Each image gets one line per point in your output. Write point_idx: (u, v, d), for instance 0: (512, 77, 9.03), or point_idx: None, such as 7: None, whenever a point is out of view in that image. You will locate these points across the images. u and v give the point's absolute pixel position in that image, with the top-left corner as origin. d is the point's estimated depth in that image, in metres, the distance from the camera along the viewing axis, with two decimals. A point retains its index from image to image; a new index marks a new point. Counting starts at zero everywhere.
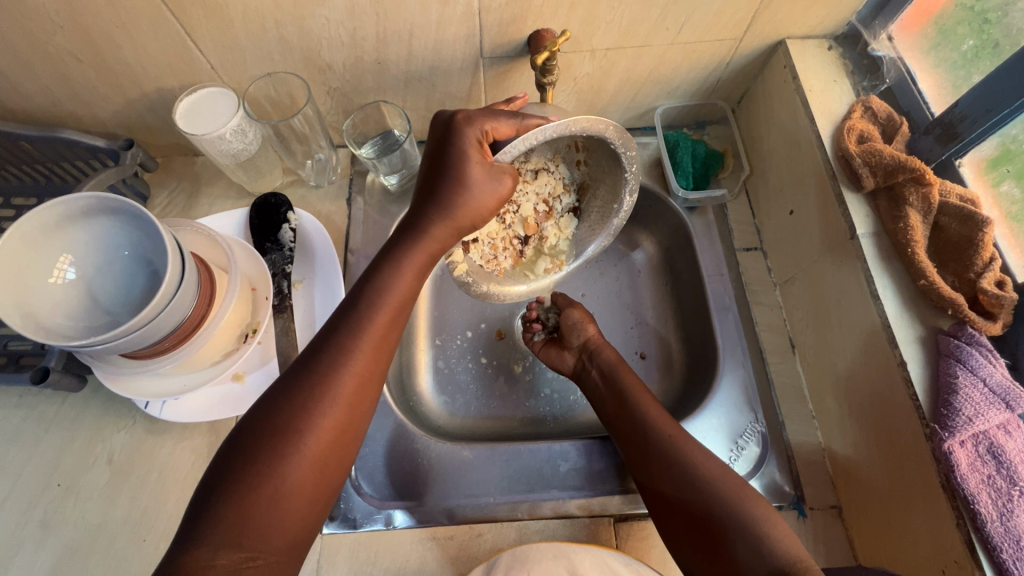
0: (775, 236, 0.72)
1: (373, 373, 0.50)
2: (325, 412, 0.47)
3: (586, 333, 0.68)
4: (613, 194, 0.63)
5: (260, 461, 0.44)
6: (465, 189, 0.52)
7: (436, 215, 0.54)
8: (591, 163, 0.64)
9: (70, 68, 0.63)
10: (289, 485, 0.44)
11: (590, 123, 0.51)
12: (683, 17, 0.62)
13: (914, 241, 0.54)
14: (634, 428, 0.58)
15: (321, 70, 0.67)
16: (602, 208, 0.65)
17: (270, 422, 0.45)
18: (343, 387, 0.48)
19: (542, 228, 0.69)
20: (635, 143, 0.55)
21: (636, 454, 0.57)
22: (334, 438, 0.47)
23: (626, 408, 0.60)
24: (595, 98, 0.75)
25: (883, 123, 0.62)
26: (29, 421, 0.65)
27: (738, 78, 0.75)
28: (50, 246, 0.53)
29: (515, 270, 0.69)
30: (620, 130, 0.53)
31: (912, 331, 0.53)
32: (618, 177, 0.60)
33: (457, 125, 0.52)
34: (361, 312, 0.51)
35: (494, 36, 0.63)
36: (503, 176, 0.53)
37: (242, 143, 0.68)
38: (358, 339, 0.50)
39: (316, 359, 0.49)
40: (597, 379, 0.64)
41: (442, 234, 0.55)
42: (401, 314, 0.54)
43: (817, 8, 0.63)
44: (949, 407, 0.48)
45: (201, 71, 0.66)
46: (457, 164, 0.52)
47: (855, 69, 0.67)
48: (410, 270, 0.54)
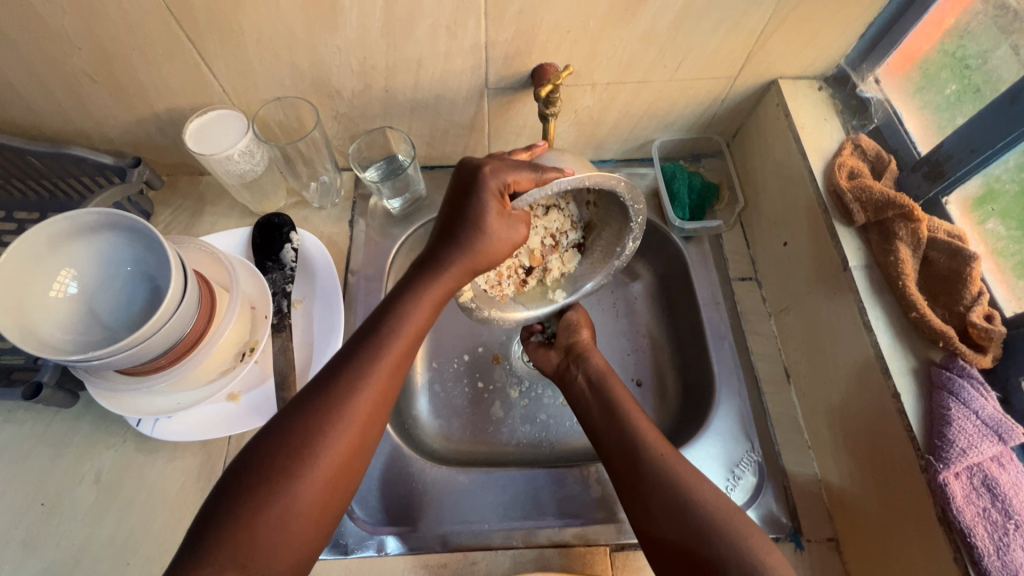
0: (769, 267, 0.73)
1: (386, 399, 0.51)
2: (337, 434, 0.47)
3: (576, 336, 0.69)
4: (619, 237, 0.64)
5: (272, 478, 0.43)
6: (484, 237, 0.55)
7: (454, 257, 0.55)
8: (601, 206, 0.66)
9: (84, 86, 0.64)
10: (298, 504, 0.44)
11: (602, 179, 0.54)
12: (681, 56, 0.65)
13: (904, 274, 0.56)
14: (625, 452, 0.56)
15: (330, 95, 0.68)
16: (608, 251, 0.67)
17: (283, 440, 0.46)
18: (357, 410, 0.48)
19: (546, 261, 0.68)
20: (644, 198, 0.58)
21: (623, 472, 0.55)
22: (344, 461, 0.47)
23: (618, 426, 0.58)
24: (595, 129, 0.77)
25: (872, 160, 0.65)
26: (16, 436, 0.63)
27: (733, 114, 0.78)
28: (54, 259, 0.54)
29: (519, 297, 0.70)
30: (629, 186, 0.56)
31: (905, 362, 0.54)
32: (624, 225, 0.63)
33: (482, 175, 0.54)
34: (377, 336, 0.52)
35: (500, 68, 0.65)
36: (518, 225, 0.56)
37: (250, 164, 0.69)
38: (373, 362, 0.50)
39: (333, 379, 0.49)
40: (584, 385, 0.65)
41: (457, 275, 0.56)
42: (416, 343, 0.55)
43: (807, 51, 0.67)
44: (943, 439, 0.48)
45: (213, 94, 0.67)
46: (478, 213, 0.54)
47: (844, 109, 0.70)
48: (426, 303, 0.55)
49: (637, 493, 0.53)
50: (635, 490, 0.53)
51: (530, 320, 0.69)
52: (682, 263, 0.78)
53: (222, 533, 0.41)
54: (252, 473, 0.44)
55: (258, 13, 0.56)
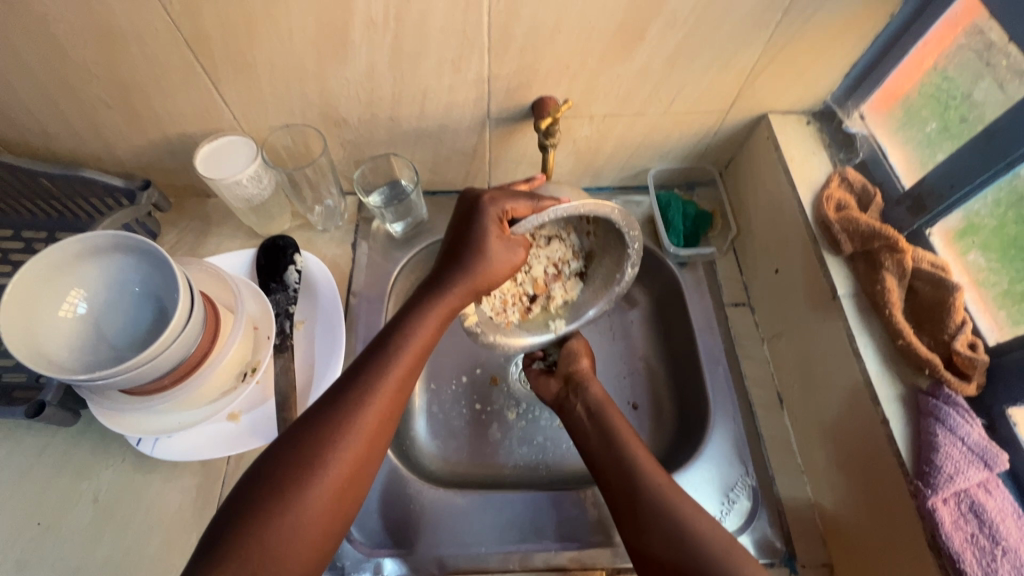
0: (762, 294, 0.75)
1: (391, 416, 0.52)
2: (343, 451, 0.48)
3: (577, 366, 0.70)
4: (618, 265, 0.67)
5: (280, 494, 0.45)
6: (485, 260, 0.57)
7: (457, 281, 0.57)
8: (599, 233, 0.69)
9: (99, 112, 0.66)
10: (305, 520, 0.45)
11: (596, 207, 0.55)
12: (675, 90, 0.68)
13: (891, 301, 0.57)
14: (621, 476, 0.57)
15: (337, 123, 0.71)
16: (609, 278, 0.69)
17: (291, 457, 0.47)
18: (362, 427, 0.49)
19: (549, 289, 0.71)
20: (639, 224, 0.61)
21: (619, 498, 0.56)
22: (349, 477, 0.48)
23: (614, 451, 0.59)
24: (593, 158, 0.80)
25: (858, 193, 0.67)
26: (15, 455, 0.64)
27: (725, 146, 0.81)
28: (66, 280, 0.55)
29: (524, 324, 0.71)
30: (623, 214, 0.58)
31: (893, 389, 0.56)
32: (622, 252, 0.65)
33: (482, 203, 0.57)
34: (383, 355, 0.54)
35: (502, 100, 0.68)
36: (518, 248, 0.58)
37: (258, 188, 0.71)
38: (378, 380, 0.52)
39: (339, 398, 0.51)
40: (582, 414, 0.65)
41: (460, 298, 0.58)
42: (423, 358, 0.56)
43: (795, 87, 0.70)
44: (932, 465, 0.49)
45: (224, 121, 0.70)
46: (478, 238, 0.56)
47: (832, 143, 0.73)
48: (432, 321, 0.57)
49: (632, 520, 0.54)
50: (631, 517, 0.54)
51: (534, 346, 0.70)
52: (677, 289, 0.80)
53: (231, 548, 0.42)
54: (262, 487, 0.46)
55: (271, 46, 0.59)
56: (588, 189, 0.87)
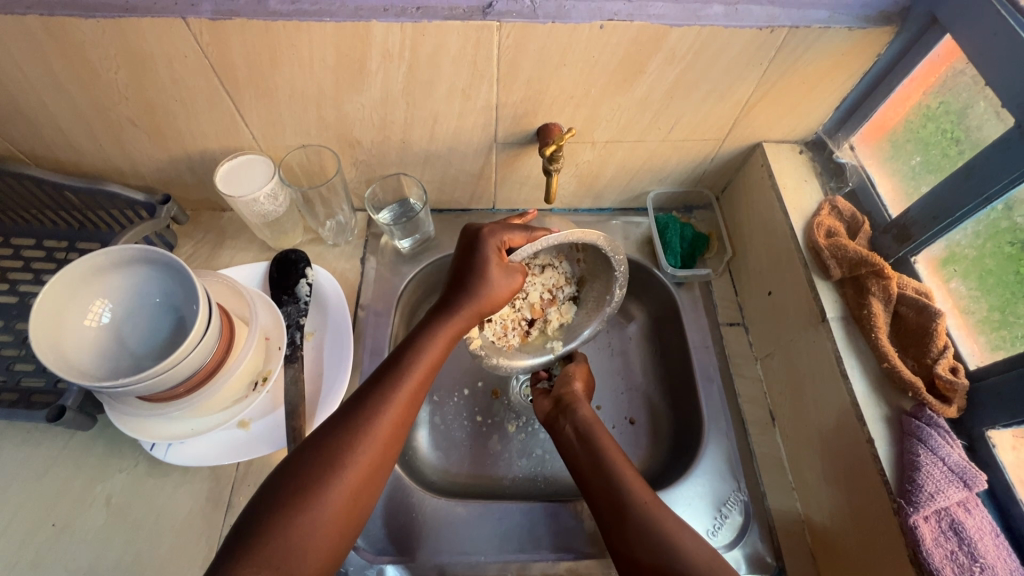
0: (756, 314, 0.78)
1: (402, 427, 0.55)
2: (355, 460, 0.51)
3: (569, 387, 0.73)
4: (608, 287, 0.71)
5: (295, 501, 0.47)
6: (488, 286, 0.60)
7: (463, 304, 0.60)
8: (590, 260, 0.72)
9: (125, 130, 0.70)
10: (318, 525, 0.47)
11: (584, 234, 0.59)
12: (673, 119, 0.72)
13: (876, 326, 0.60)
14: (609, 494, 0.59)
15: (350, 144, 0.74)
16: (601, 300, 0.72)
17: (306, 464, 0.50)
18: (374, 437, 0.52)
19: (546, 314, 0.75)
20: (622, 248, 0.64)
21: (608, 517, 0.58)
22: (360, 486, 0.51)
23: (601, 472, 0.61)
24: (594, 181, 0.83)
25: (848, 221, 0.70)
26: (33, 457, 0.66)
27: (722, 172, 0.84)
28: (92, 290, 0.58)
29: (524, 347, 0.75)
30: (609, 241, 0.62)
31: (879, 410, 0.58)
32: (610, 275, 0.69)
33: (482, 235, 0.61)
34: (394, 371, 0.57)
35: (509, 126, 0.71)
36: (516, 273, 0.61)
37: (273, 206, 0.75)
38: (390, 393, 0.55)
39: (353, 409, 0.54)
40: (571, 435, 0.67)
41: (466, 320, 0.61)
42: (431, 375, 0.59)
43: (788, 119, 0.73)
44: (914, 483, 0.51)
45: (243, 140, 0.73)
46: (479, 265, 0.60)
47: (823, 171, 0.77)
48: (440, 342, 0.59)
49: (623, 539, 0.56)
50: (622, 537, 0.56)
51: (536, 366, 0.74)
52: (674, 307, 0.82)
53: (250, 551, 0.45)
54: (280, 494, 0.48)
55: (292, 73, 0.63)
56: (589, 209, 0.90)
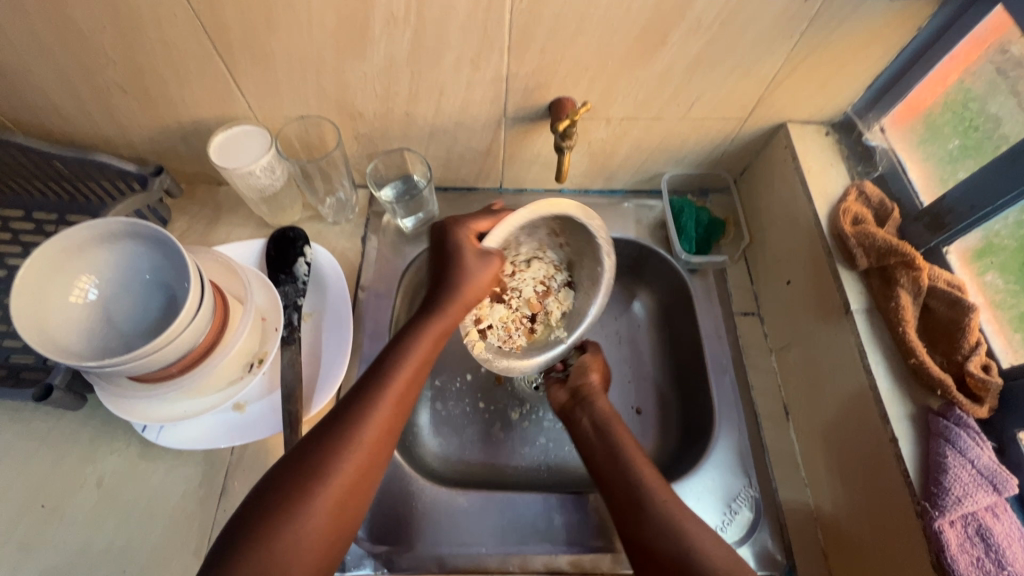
0: (772, 304, 0.75)
1: (393, 429, 0.53)
2: (346, 461, 0.49)
3: (587, 380, 0.69)
4: (596, 261, 0.69)
5: (282, 507, 0.45)
6: (469, 275, 0.59)
7: (447, 298, 0.59)
8: (569, 236, 0.71)
9: (115, 96, 0.66)
10: (309, 528, 0.45)
11: (550, 204, 0.60)
12: (694, 96, 0.67)
13: (904, 320, 0.57)
14: (621, 485, 0.57)
15: (352, 116, 0.70)
16: (592, 278, 0.71)
17: (295, 467, 0.48)
18: (364, 438, 0.50)
19: (545, 306, 0.74)
20: (595, 212, 0.64)
21: (621, 508, 0.56)
22: (349, 490, 0.48)
23: (614, 463, 0.60)
24: (607, 160, 0.79)
25: (876, 208, 0.66)
26: (21, 436, 0.64)
27: (742, 153, 0.80)
28: (77, 266, 0.54)
29: (533, 344, 0.72)
30: (580, 206, 0.62)
31: (904, 408, 0.55)
32: (595, 248, 0.68)
33: (452, 226, 0.62)
34: (382, 370, 0.55)
35: (519, 100, 0.67)
36: (494, 257, 0.60)
37: (270, 179, 0.71)
38: (380, 392, 0.53)
39: (342, 411, 0.52)
40: (587, 427, 0.65)
41: (453, 315, 0.59)
42: (421, 374, 0.57)
43: (815, 97, 0.69)
44: (940, 487, 0.49)
45: (238, 110, 0.69)
46: (454, 254, 0.60)
47: (850, 155, 0.72)
48: (428, 338, 0.57)
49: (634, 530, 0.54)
50: (634, 529, 0.54)
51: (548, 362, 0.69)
52: (687, 295, 0.79)
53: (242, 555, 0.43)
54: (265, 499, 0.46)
55: (290, 38, 0.59)
56: (600, 191, 0.87)
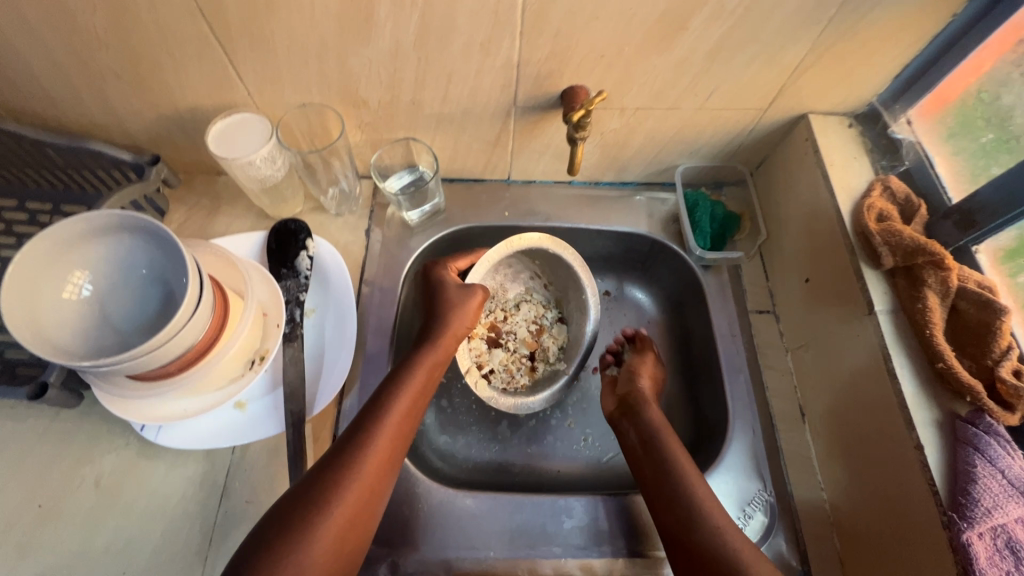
0: (789, 302, 0.73)
1: (395, 454, 0.54)
2: (350, 485, 0.49)
3: (636, 386, 0.69)
4: (580, 292, 0.74)
5: (287, 532, 0.45)
6: (456, 305, 0.65)
7: (438, 328, 0.64)
8: (550, 274, 0.78)
9: (108, 82, 0.63)
10: (314, 552, 0.45)
11: (521, 239, 0.68)
12: (713, 85, 0.65)
13: (932, 322, 0.55)
14: (667, 494, 0.56)
15: (356, 104, 0.68)
16: (579, 310, 0.76)
17: (301, 493, 0.48)
18: (367, 462, 0.51)
19: (538, 344, 0.78)
20: (567, 242, 0.71)
21: (667, 519, 0.55)
22: (354, 513, 0.49)
23: (661, 472, 0.58)
24: (619, 152, 0.76)
25: (901, 204, 0.64)
26: (17, 434, 0.62)
27: (759, 145, 0.77)
28: (70, 261, 0.52)
29: (536, 380, 0.75)
30: (549, 237, 0.69)
31: (929, 414, 0.53)
32: (574, 279, 0.74)
33: (436, 266, 0.70)
34: (382, 399, 0.56)
35: (530, 88, 0.65)
36: (476, 288, 0.67)
37: (271, 170, 0.69)
38: (381, 417, 0.54)
39: (346, 437, 0.53)
40: (634, 439, 0.63)
41: (445, 345, 0.63)
42: (421, 402, 0.59)
43: (840, 88, 0.66)
44: (968, 497, 0.47)
45: (237, 97, 0.66)
46: (440, 291, 0.67)
47: (874, 148, 0.69)
48: (424, 367, 0.61)
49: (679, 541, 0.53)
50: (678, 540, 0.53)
51: (552, 398, 0.71)
52: (700, 292, 0.77)
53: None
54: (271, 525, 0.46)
55: (291, 21, 0.56)
56: (611, 183, 0.84)
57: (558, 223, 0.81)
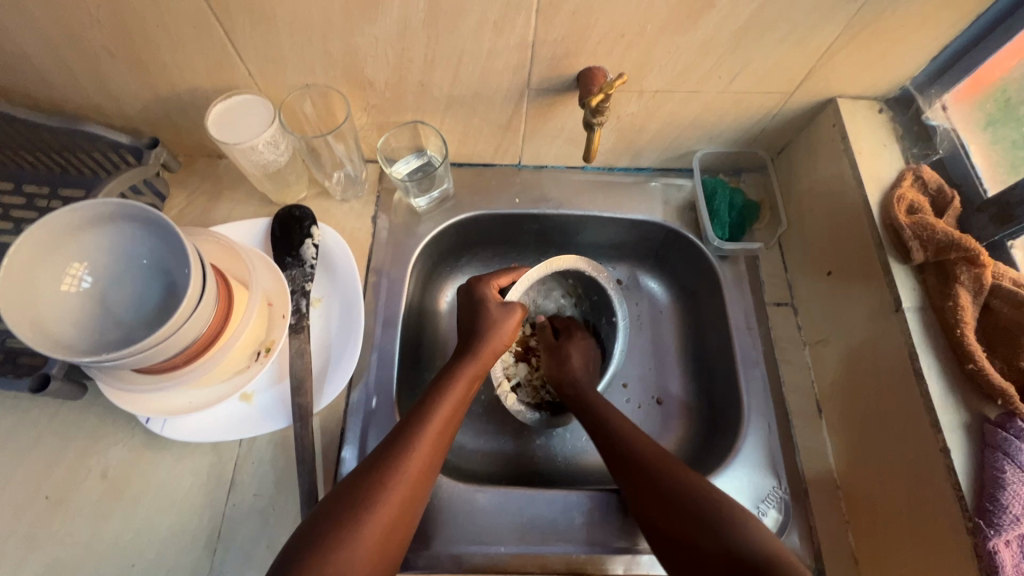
0: (810, 295, 0.70)
1: (434, 465, 0.54)
2: (388, 495, 0.49)
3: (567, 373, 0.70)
4: (610, 313, 0.76)
5: (328, 540, 0.45)
6: (496, 323, 0.65)
7: (478, 343, 0.63)
8: (583, 295, 0.80)
9: (103, 62, 0.60)
10: (354, 560, 0.45)
11: (561, 260, 0.71)
12: (738, 67, 0.61)
13: (964, 322, 0.53)
14: (659, 494, 0.52)
15: (361, 86, 0.64)
16: (609, 332, 0.76)
17: (341, 501, 0.48)
18: (408, 472, 0.51)
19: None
20: (602, 265, 0.74)
21: (662, 519, 0.51)
22: (393, 522, 0.49)
23: (641, 470, 0.55)
24: (635, 136, 0.73)
25: (933, 194, 0.61)
26: (21, 424, 0.61)
27: (782, 130, 0.74)
28: (68, 252, 0.50)
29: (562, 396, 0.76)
30: (585, 260, 0.72)
31: (957, 416, 0.52)
32: (606, 300, 0.76)
33: (477, 282, 0.69)
34: (423, 410, 0.57)
35: (545, 69, 0.61)
36: (516, 307, 0.68)
37: (274, 155, 0.66)
38: (420, 428, 0.54)
39: (385, 447, 0.53)
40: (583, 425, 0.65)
41: (485, 361, 0.63)
42: (460, 413, 0.59)
43: (872, 70, 0.62)
44: (996, 504, 0.46)
45: (237, 77, 0.63)
46: (481, 308, 0.67)
47: (905, 135, 0.66)
48: (465, 379, 0.61)
49: (686, 547, 0.49)
50: (681, 545, 0.49)
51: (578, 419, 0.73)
52: (716, 283, 0.75)
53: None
54: (311, 533, 0.46)
55: None
56: (626, 168, 0.81)
57: (571, 210, 0.78)
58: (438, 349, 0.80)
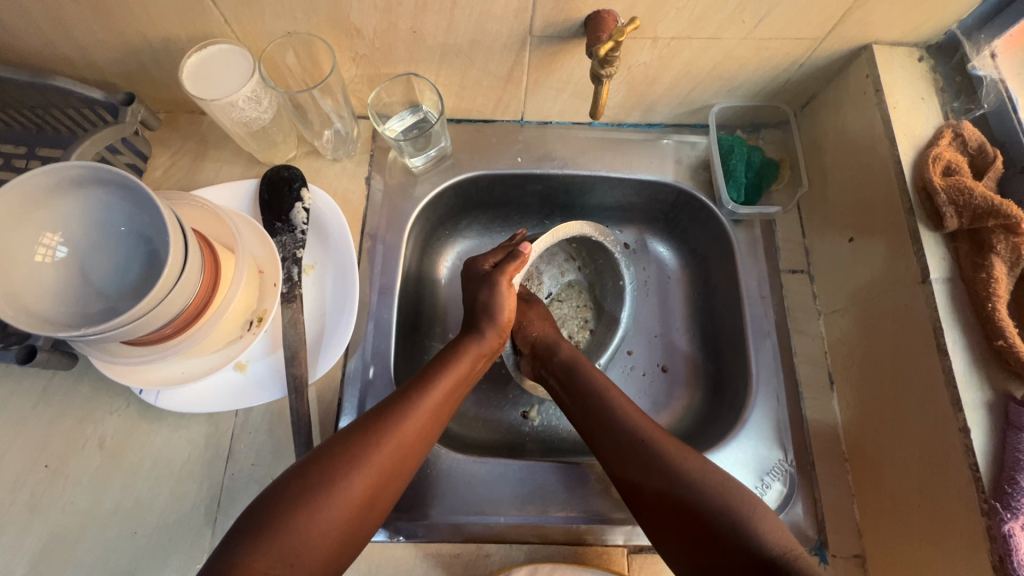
0: (827, 262, 0.67)
1: (430, 435, 0.53)
2: (378, 455, 0.49)
3: (530, 338, 0.67)
4: (615, 274, 0.73)
5: (313, 490, 0.45)
6: (490, 303, 0.62)
7: (480, 325, 0.62)
8: (584, 257, 0.76)
9: (64, 8, 0.55)
10: (336, 513, 0.45)
11: (568, 228, 0.68)
12: (765, 10, 0.55)
13: (996, 294, 0.50)
14: (649, 475, 0.52)
15: (348, 34, 0.59)
16: (614, 295, 0.73)
17: (330, 453, 0.48)
18: (400, 437, 0.50)
19: (572, 321, 0.77)
20: (608, 230, 0.71)
21: (647, 502, 0.51)
22: (378, 483, 0.48)
23: (628, 450, 0.54)
24: (647, 90, 0.68)
25: (972, 153, 0.56)
26: (15, 394, 0.60)
27: (809, 81, 0.68)
28: (39, 220, 0.47)
29: None
30: (592, 226, 0.69)
31: (980, 395, 0.49)
32: (611, 261, 0.72)
33: (476, 261, 0.67)
34: (424, 378, 0.55)
35: (549, 14, 0.55)
36: (500, 277, 0.63)
37: (256, 112, 0.62)
38: (418, 398, 0.53)
39: (379, 412, 0.52)
40: (557, 386, 0.63)
41: (489, 339, 0.62)
42: (461, 388, 0.58)
43: (914, 13, 0.56)
44: (1015, 486, 0.45)
45: (212, 24, 0.58)
46: (475, 289, 0.64)
47: (946, 87, 0.60)
48: (468, 356, 0.60)
49: (678, 522, 0.49)
50: (668, 527, 0.50)
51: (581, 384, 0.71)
52: (728, 247, 0.71)
53: (250, 555, 0.42)
54: (297, 479, 0.46)
55: None
56: (636, 125, 0.75)
57: (576, 170, 0.73)
58: (436, 317, 0.78)
